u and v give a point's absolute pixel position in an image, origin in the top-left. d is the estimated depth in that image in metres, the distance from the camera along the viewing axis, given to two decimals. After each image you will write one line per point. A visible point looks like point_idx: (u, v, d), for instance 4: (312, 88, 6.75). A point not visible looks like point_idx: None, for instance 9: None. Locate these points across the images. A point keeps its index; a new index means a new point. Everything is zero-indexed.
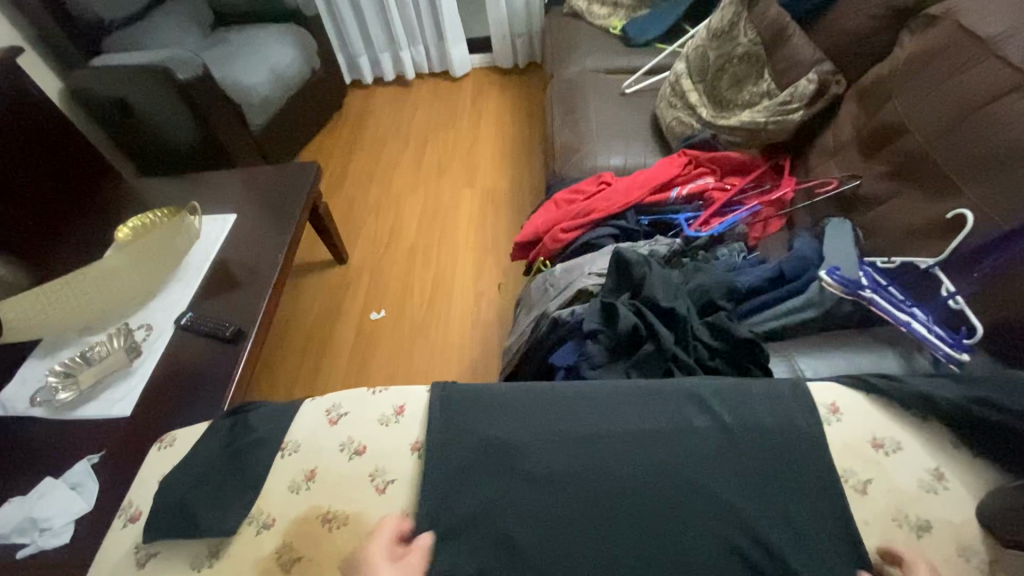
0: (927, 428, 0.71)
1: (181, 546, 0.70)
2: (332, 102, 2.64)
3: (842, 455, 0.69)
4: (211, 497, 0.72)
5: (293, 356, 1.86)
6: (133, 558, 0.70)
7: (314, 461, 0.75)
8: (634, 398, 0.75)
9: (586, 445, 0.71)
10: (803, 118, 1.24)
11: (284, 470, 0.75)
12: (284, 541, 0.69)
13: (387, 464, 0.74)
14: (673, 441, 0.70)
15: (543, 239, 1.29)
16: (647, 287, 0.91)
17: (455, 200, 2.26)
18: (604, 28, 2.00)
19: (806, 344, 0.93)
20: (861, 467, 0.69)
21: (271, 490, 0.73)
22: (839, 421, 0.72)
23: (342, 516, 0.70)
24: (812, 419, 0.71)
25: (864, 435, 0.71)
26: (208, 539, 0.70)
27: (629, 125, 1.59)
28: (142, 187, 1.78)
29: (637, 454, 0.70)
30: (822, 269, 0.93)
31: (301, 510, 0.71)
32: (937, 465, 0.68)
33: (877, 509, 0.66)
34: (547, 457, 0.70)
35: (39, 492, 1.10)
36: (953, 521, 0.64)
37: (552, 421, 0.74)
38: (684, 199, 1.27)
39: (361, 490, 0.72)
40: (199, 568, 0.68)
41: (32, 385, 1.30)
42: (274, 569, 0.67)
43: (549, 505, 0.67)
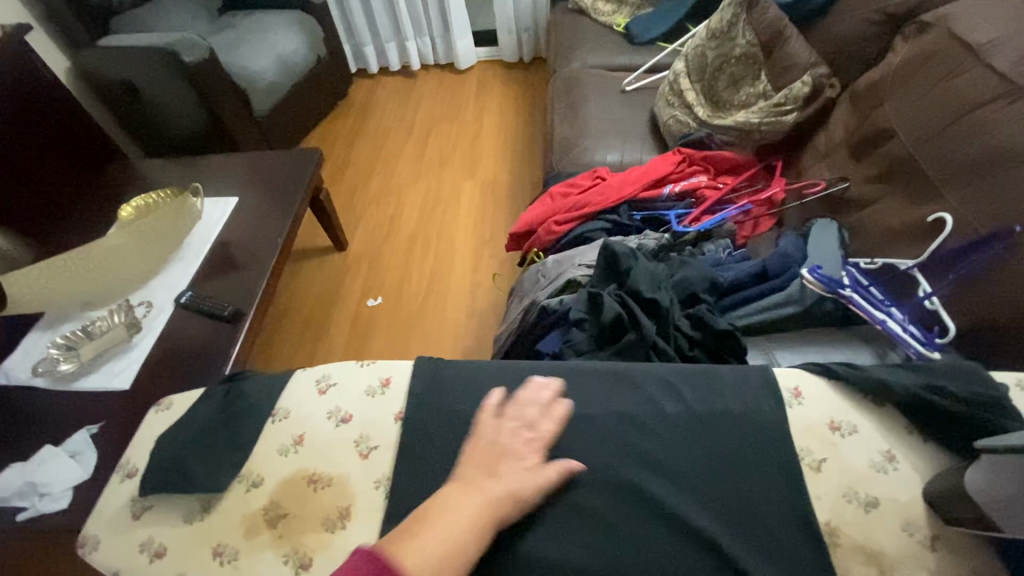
0: (883, 414, 0.74)
1: (174, 499, 0.73)
2: (337, 90, 2.66)
3: (801, 436, 0.72)
4: (203, 460, 0.75)
5: (291, 338, 1.89)
6: (129, 511, 0.73)
7: (303, 427, 0.78)
8: (611, 381, 0.78)
9: (560, 424, 0.74)
10: (797, 120, 1.28)
11: (274, 435, 0.78)
12: (271, 499, 0.72)
13: (371, 432, 0.77)
14: (643, 421, 0.73)
15: (537, 231, 1.32)
16: (632, 277, 0.94)
17: (454, 191, 2.28)
18: (608, 25, 2.02)
19: (787, 339, 0.97)
20: (817, 446, 0.71)
21: (260, 453, 0.76)
22: (800, 405, 0.75)
23: (326, 478, 0.73)
24: (776, 404, 0.74)
25: (822, 418, 0.74)
26: (200, 495, 0.73)
27: (627, 122, 1.61)
28: (147, 167, 1.81)
29: (608, 432, 0.73)
30: (804, 267, 0.95)
31: (288, 472, 0.74)
32: (888, 447, 0.71)
33: (829, 486, 0.68)
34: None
35: (39, 459, 1.13)
36: (899, 498, 0.67)
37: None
38: (677, 195, 1.29)
39: (346, 455, 0.75)
40: (190, 520, 0.71)
41: (34, 356, 1.33)
42: (261, 524, 0.70)
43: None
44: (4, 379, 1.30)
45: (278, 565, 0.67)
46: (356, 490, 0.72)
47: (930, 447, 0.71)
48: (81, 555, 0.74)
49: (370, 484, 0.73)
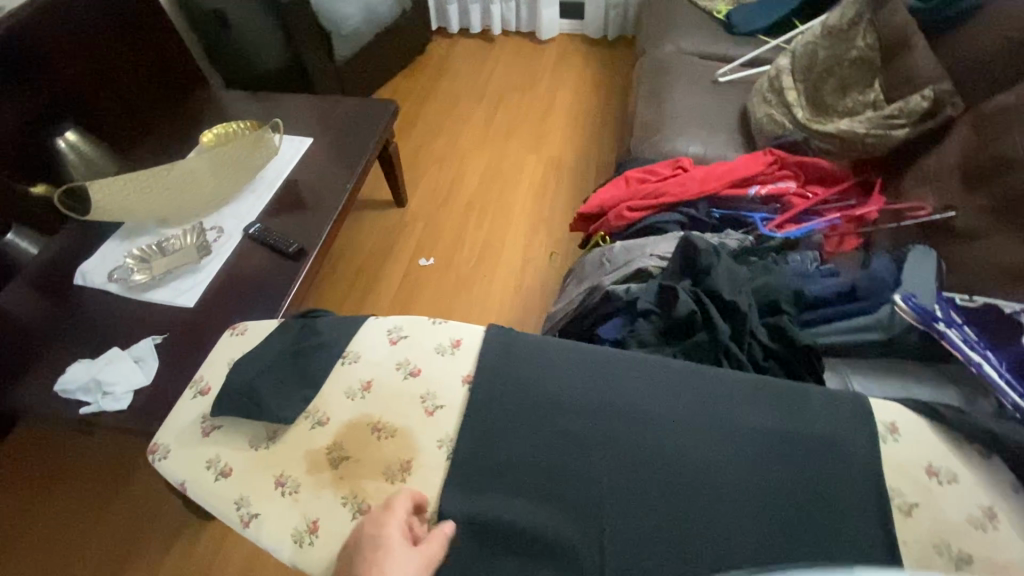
0: (986, 466, 0.70)
1: (242, 422, 0.78)
2: (415, 45, 2.64)
3: (893, 474, 0.69)
4: (266, 391, 0.78)
5: (342, 283, 1.93)
6: (199, 426, 0.77)
7: (372, 373, 0.80)
8: (688, 382, 0.76)
9: (625, 416, 0.73)
10: (906, 136, 1.18)
11: (341, 377, 0.81)
12: (336, 440, 0.75)
13: (438, 390, 0.78)
14: (717, 427, 0.72)
15: (607, 214, 1.28)
16: (712, 276, 0.90)
17: (519, 162, 2.25)
18: (707, 10, 1.92)
19: (868, 366, 0.91)
20: (910, 488, 0.68)
21: (327, 393, 0.79)
22: (895, 441, 0.71)
23: (391, 429, 0.75)
24: (869, 440, 0.71)
25: (918, 460, 0.70)
26: (269, 425, 0.77)
27: (715, 115, 1.54)
28: (228, 97, 1.84)
29: (680, 432, 0.71)
30: (898, 294, 0.89)
31: (354, 415, 0.77)
32: (990, 504, 0.67)
33: (918, 533, 0.65)
34: (589, 420, 0.73)
35: (106, 359, 1.21)
36: (993, 559, 0.63)
37: (601, 386, 0.76)
38: (762, 199, 1.23)
39: (411, 408, 0.77)
40: (257, 447, 0.75)
41: (110, 262, 1.40)
42: (324, 463, 0.73)
43: (585, 466, 0.70)
44: (81, 280, 1.38)
45: (337, 505, 0.70)
46: (419, 445, 0.74)
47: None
48: (148, 459, 0.80)
49: (432, 441, 0.74)
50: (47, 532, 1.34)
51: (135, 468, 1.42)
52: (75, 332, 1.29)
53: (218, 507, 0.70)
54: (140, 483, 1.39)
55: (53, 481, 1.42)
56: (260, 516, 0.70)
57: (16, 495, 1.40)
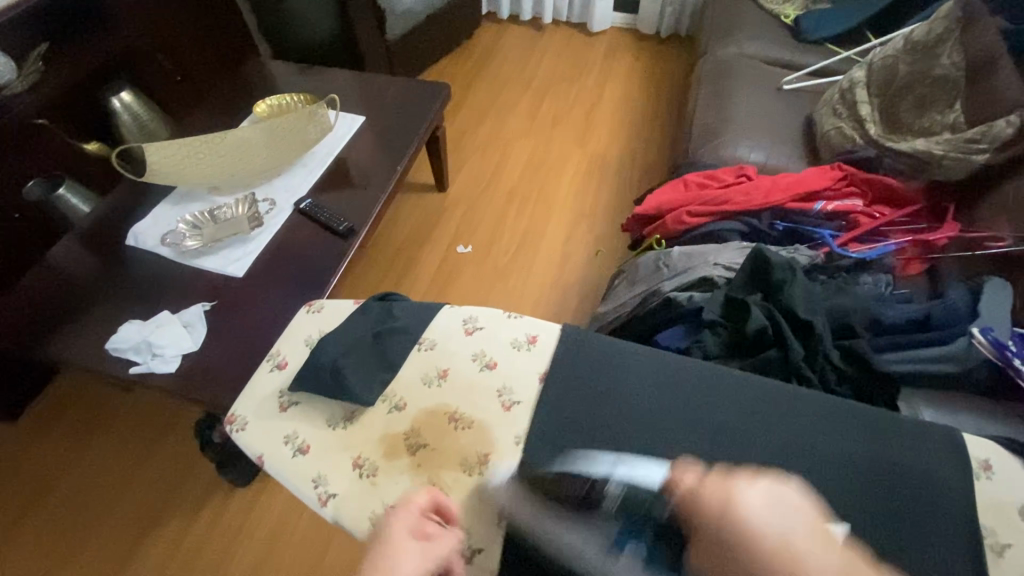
0: None
1: (323, 400, 0.79)
2: (466, 28, 2.61)
3: (986, 513, 0.68)
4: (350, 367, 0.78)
5: (380, 263, 1.93)
6: (277, 401, 0.79)
7: (447, 362, 0.81)
8: (770, 401, 0.76)
9: (706, 430, 0.74)
10: (988, 160, 1.12)
11: (418, 361, 0.82)
12: (413, 426, 0.76)
13: (515, 386, 0.79)
14: (800, 451, 0.71)
15: (664, 217, 1.26)
16: (788, 294, 0.88)
17: (563, 155, 2.22)
18: (774, 14, 1.86)
19: (935, 396, 0.86)
20: (1004, 530, 0.67)
21: (404, 378, 0.80)
22: (989, 480, 0.70)
23: (468, 420, 0.76)
24: (964, 477, 0.70)
25: (1014, 501, 0.69)
26: (346, 405, 0.78)
27: (779, 123, 1.50)
28: (281, 67, 1.83)
29: (762, 451, 0.72)
30: (975, 326, 0.87)
31: (431, 403, 0.78)
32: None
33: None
34: (671, 430, 0.74)
35: (157, 322, 1.22)
36: None
37: (683, 400, 0.76)
38: (827, 214, 1.19)
39: (488, 401, 0.78)
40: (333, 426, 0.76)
41: (163, 226, 1.42)
42: (402, 448, 0.74)
43: (666, 480, 0.70)
44: (133, 241, 1.39)
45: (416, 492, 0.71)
46: (496, 440, 0.75)
47: None
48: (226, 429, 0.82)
49: (510, 437, 0.75)
50: (83, 485, 1.37)
51: (171, 430, 1.44)
52: (126, 293, 1.30)
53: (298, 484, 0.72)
54: (176, 445, 1.42)
55: (91, 435, 1.44)
56: (338, 496, 0.71)
57: (55, 445, 1.43)
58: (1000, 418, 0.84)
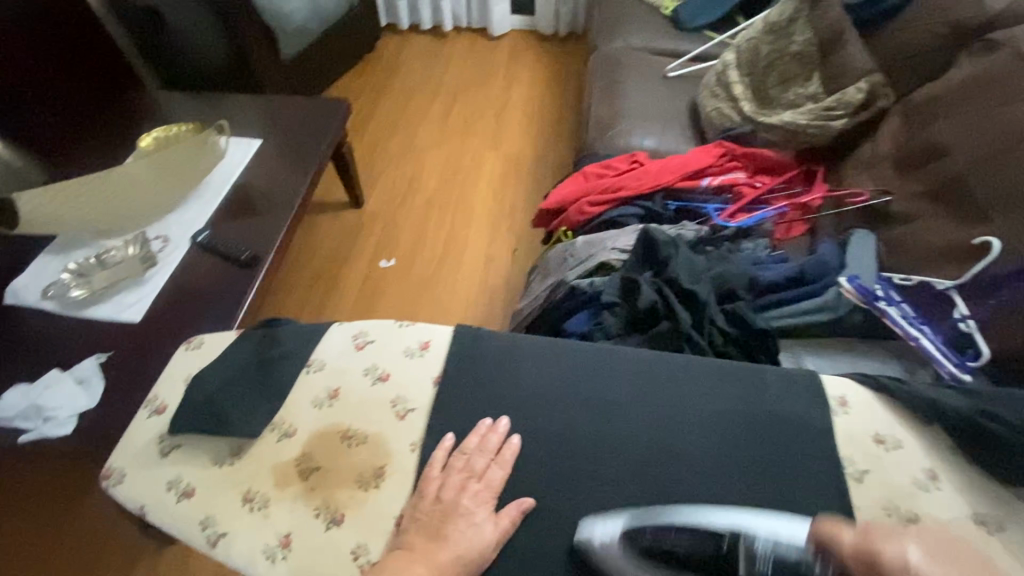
0: (928, 433, 0.69)
1: (206, 438, 0.73)
2: (365, 42, 2.58)
3: (844, 444, 0.68)
4: (239, 397, 0.74)
5: (300, 288, 1.87)
6: (157, 447, 0.72)
7: (338, 381, 0.76)
8: (666, 369, 0.75)
9: (593, 406, 0.72)
10: (844, 126, 1.25)
11: (307, 385, 0.77)
12: (304, 451, 0.71)
13: (408, 394, 0.74)
14: (682, 415, 0.71)
15: (567, 209, 1.30)
16: (671, 268, 0.93)
17: (477, 159, 2.24)
18: (655, 6, 1.96)
19: (814, 345, 0.96)
20: (859, 459, 0.67)
21: (293, 403, 0.74)
22: (845, 414, 0.70)
23: (361, 436, 0.71)
24: (822, 413, 0.70)
25: (866, 430, 0.69)
26: (232, 439, 0.72)
27: (667, 109, 1.58)
28: (166, 97, 1.73)
29: (646, 421, 0.70)
30: (843, 275, 0.96)
31: (322, 425, 0.72)
32: (931, 466, 0.66)
33: (868, 499, 0.64)
34: (562, 413, 0.71)
35: (45, 383, 1.12)
36: (939, 518, 0.62)
37: (579, 382, 0.74)
38: (714, 190, 1.27)
39: (381, 414, 0.73)
40: (221, 464, 0.70)
41: (44, 278, 1.30)
42: (293, 476, 0.69)
43: (566, 464, 0.68)
44: (11, 298, 1.27)
45: (310, 517, 0.66)
46: (391, 449, 0.70)
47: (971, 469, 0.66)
48: (107, 484, 0.74)
49: (405, 445, 0.70)
50: None
51: None
52: (7, 356, 1.19)
53: (184, 529, 0.66)
54: (90, 511, 1.31)
55: None
56: (227, 535, 0.65)
57: None
58: (869, 354, 0.94)
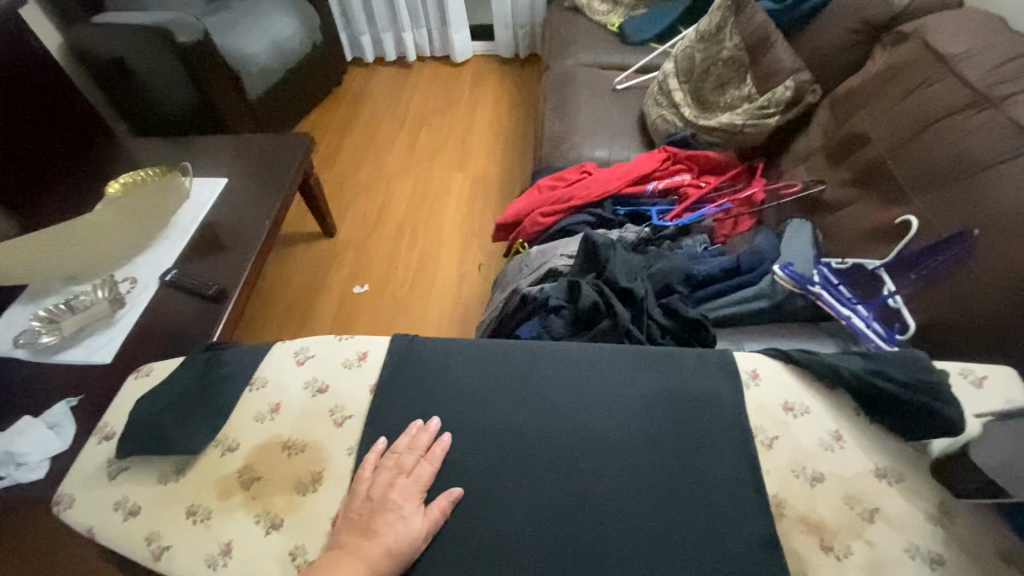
0: (833, 397, 0.74)
1: (150, 460, 0.74)
2: (332, 78, 2.66)
3: (756, 414, 0.72)
4: (183, 420, 0.76)
5: (276, 320, 1.90)
6: (106, 471, 0.74)
7: (280, 396, 0.79)
8: (596, 358, 0.79)
9: (523, 397, 0.75)
10: (778, 123, 1.30)
11: (250, 403, 0.79)
12: (246, 462, 0.73)
13: (346, 402, 0.77)
14: (607, 399, 0.74)
15: (523, 222, 1.35)
16: (609, 267, 0.97)
17: (444, 181, 2.30)
18: (602, 23, 2.04)
19: (755, 332, 1.00)
20: (772, 427, 0.71)
21: (236, 420, 0.77)
22: (757, 386, 0.75)
23: (301, 444, 0.74)
24: (731, 386, 0.75)
25: (776, 399, 0.74)
26: (176, 458, 0.74)
27: (616, 120, 1.64)
28: (133, 144, 1.78)
29: (574, 407, 0.73)
30: (776, 265, 1.00)
31: (265, 438, 0.75)
32: (836, 427, 0.71)
33: (779, 462, 0.68)
34: (495, 406, 0.74)
35: (17, 429, 1.13)
36: (842, 474, 0.67)
37: (510, 376, 0.77)
38: (660, 193, 1.33)
39: (320, 423, 0.76)
40: (165, 482, 0.72)
41: (16, 328, 1.33)
42: (235, 487, 0.71)
43: (498, 454, 0.70)
44: None
45: (250, 525, 0.67)
46: (329, 456, 0.72)
47: (871, 426, 0.71)
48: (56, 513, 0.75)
49: (342, 450, 0.73)
50: None
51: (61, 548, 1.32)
52: None
53: (127, 547, 0.66)
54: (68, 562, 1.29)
55: None
56: (172, 548, 0.66)
57: None
58: (809, 336, 0.98)
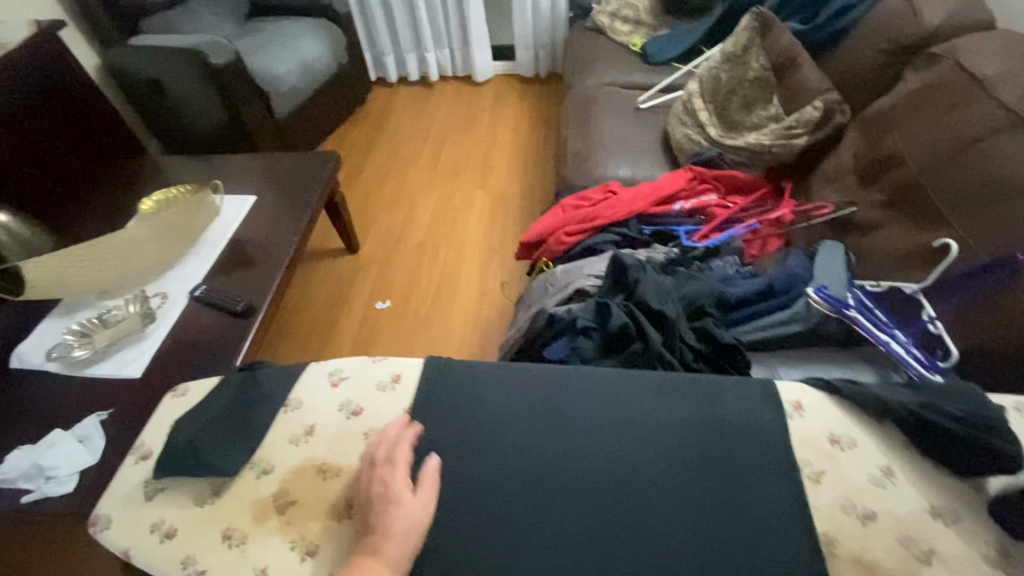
0: (881, 429, 0.72)
1: (186, 480, 0.74)
2: (356, 97, 2.71)
3: (801, 447, 0.70)
4: (219, 442, 0.76)
5: (299, 335, 1.91)
6: (142, 491, 0.74)
7: (314, 418, 0.79)
8: (633, 384, 0.78)
9: (558, 425, 0.73)
10: (806, 143, 1.29)
11: (284, 425, 0.79)
12: (281, 486, 0.72)
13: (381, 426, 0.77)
14: (645, 428, 0.72)
15: (547, 241, 1.34)
16: (640, 289, 0.97)
17: (466, 198, 2.32)
18: (624, 44, 2.06)
19: (789, 355, 0.98)
20: (819, 461, 0.69)
21: (270, 441, 0.77)
22: (800, 418, 0.73)
23: (335, 468, 0.73)
24: (772, 415, 0.73)
25: (822, 431, 0.72)
26: (212, 479, 0.74)
27: (640, 139, 1.64)
28: (166, 162, 1.83)
29: (611, 435, 0.72)
30: (810, 287, 0.99)
31: (300, 460, 0.75)
32: (886, 462, 0.69)
33: (827, 497, 0.66)
34: (530, 432, 0.73)
35: (48, 442, 1.15)
36: (895, 512, 0.64)
37: (544, 402, 0.76)
38: (686, 212, 1.32)
39: (354, 447, 0.75)
40: (201, 504, 0.72)
41: (49, 341, 1.35)
42: (271, 510, 0.70)
43: (536, 484, 0.68)
44: (18, 363, 1.32)
45: (285, 550, 0.67)
46: None
47: (924, 462, 0.69)
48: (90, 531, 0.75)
49: None
50: None
51: None
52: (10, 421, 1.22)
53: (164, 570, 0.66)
54: None
55: None
56: (206, 572, 0.66)
57: None
58: (846, 362, 0.96)
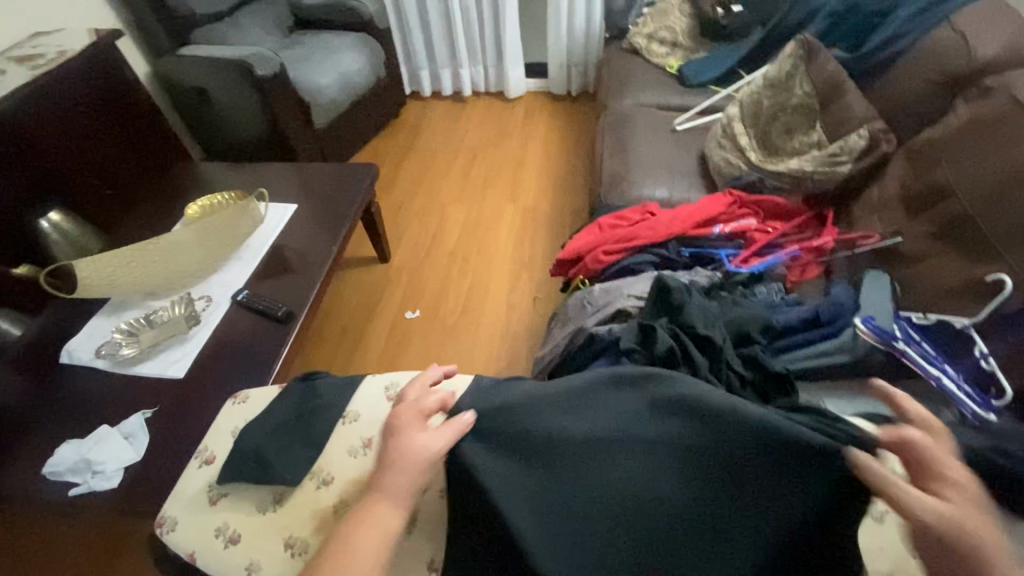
0: None
1: (249, 488, 0.80)
2: (391, 109, 2.77)
3: None
4: (281, 453, 0.80)
5: (331, 341, 1.94)
6: (207, 496, 0.80)
7: (372, 431, 0.83)
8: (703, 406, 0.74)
9: (643, 461, 0.62)
10: (850, 171, 1.29)
11: (342, 436, 0.83)
12: (340, 497, 0.77)
13: None
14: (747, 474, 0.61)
15: (584, 259, 1.35)
16: (687, 314, 0.97)
17: (496, 212, 2.34)
18: (661, 65, 2.08)
19: (834, 385, 0.97)
20: None
21: (330, 452, 0.81)
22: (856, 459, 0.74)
23: None
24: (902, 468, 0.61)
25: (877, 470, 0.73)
26: (274, 488, 0.79)
27: (677, 160, 1.65)
28: (212, 169, 1.89)
29: (705, 482, 0.61)
30: (857, 317, 0.98)
31: (356, 473, 0.79)
32: None
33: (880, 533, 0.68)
34: (608, 467, 0.63)
35: (96, 438, 1.19)
36: None
37: (628, 432, 0.64)
38: (726, 236, 1.32)
39: None
40: (263, 510, 0.77)
41: (98, 339, 1.40)
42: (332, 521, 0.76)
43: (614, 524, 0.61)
44: (67, 358, 1.36)
45: None
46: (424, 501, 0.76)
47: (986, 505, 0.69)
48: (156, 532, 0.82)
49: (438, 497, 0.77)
50: None
51: None
52: (58, 415, 1.26)
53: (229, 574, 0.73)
54: None
55: None
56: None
57: None
58: None
